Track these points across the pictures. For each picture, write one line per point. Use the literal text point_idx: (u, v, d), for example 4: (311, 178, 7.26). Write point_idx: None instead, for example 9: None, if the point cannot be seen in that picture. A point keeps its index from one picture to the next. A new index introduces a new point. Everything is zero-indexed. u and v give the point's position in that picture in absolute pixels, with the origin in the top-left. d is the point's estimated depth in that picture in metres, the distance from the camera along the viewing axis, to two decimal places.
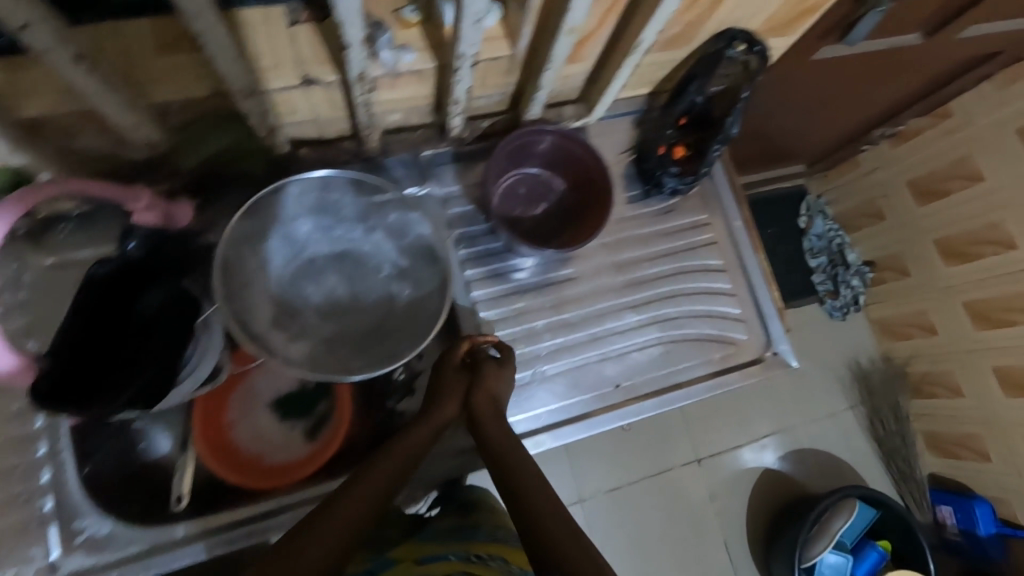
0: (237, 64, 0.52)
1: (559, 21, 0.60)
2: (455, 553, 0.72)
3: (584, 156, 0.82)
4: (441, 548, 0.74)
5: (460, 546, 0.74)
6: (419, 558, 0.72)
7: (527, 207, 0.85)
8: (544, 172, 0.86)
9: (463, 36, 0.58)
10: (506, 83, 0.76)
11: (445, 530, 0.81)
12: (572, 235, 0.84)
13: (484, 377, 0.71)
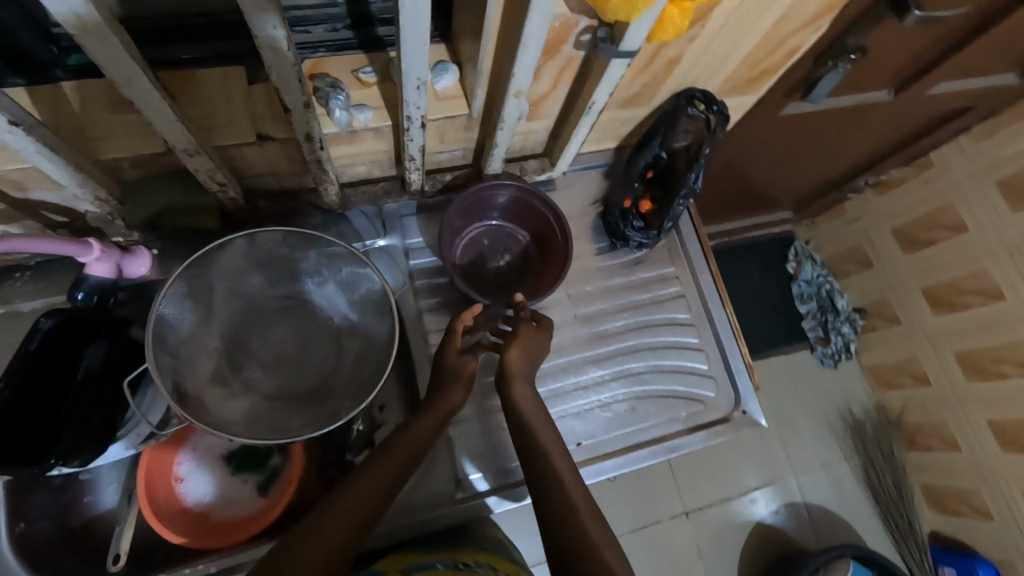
0: (178, 126, 0.53)
1: (506, 84, 0.61)
2: (442, 561, 0.72)
3: (543, 210, 0.82)
4: (427, 557, 0.73)
5: (446, 554, 0.74)
6: (407, 566, 0.71)
7: (491, 258, 0.86)
8: (506, 223, 0.86)
9: (408, 98, 0.59)
10: (467, 139, 0.78)
11: (431, 540, 0.79)
12: (533, 287, 0.84)
13: (518, 336, 0.71)
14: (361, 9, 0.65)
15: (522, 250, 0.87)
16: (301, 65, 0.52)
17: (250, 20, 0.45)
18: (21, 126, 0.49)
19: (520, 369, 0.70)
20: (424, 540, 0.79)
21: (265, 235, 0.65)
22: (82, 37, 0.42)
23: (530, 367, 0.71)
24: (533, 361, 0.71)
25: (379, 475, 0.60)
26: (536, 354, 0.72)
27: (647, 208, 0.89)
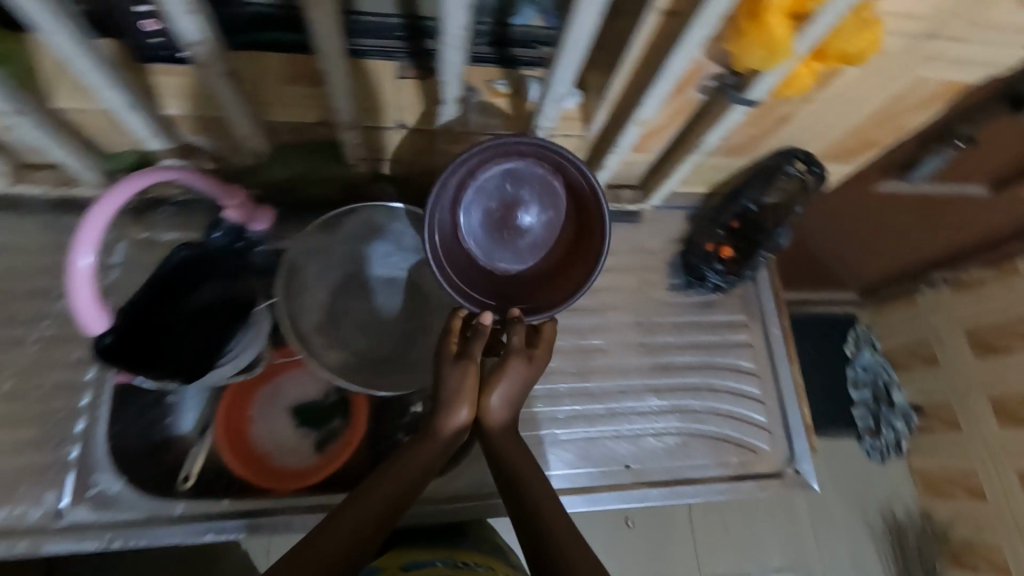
0: (349, 100, 0.62)
1: (630, 112, 0.67)
2: (441, 560, 0.81)
3: (564, 166, 0.65)
4: (425, 557, 0.82)
5: (444, 554, 0.82)
6: (406, 565, 0.79)
7: (512, 234, 0.67)
8: (513, 168, 0.66)
9: (543, 110, 0.66)
10: (574, 158, 0.83)
11: (427, 539, 0.87)
12: (564, 271, 0.68)
13: (506, 371, 0.64)
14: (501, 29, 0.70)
15: (553, 216, 0.68)
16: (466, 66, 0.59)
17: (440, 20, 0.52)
18: (229, 77, 0.58)
19: (503, 411, 0.66)
20: (420, 539, 0.87)
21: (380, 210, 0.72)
22: (314, 11, 0.50)
23: (517, 403, 0.66)
24: (517, 398, 0.66)
25: (372, 496, 0.61)
26: (520, 389, 0.66)
27: (728, 254, 0.91)
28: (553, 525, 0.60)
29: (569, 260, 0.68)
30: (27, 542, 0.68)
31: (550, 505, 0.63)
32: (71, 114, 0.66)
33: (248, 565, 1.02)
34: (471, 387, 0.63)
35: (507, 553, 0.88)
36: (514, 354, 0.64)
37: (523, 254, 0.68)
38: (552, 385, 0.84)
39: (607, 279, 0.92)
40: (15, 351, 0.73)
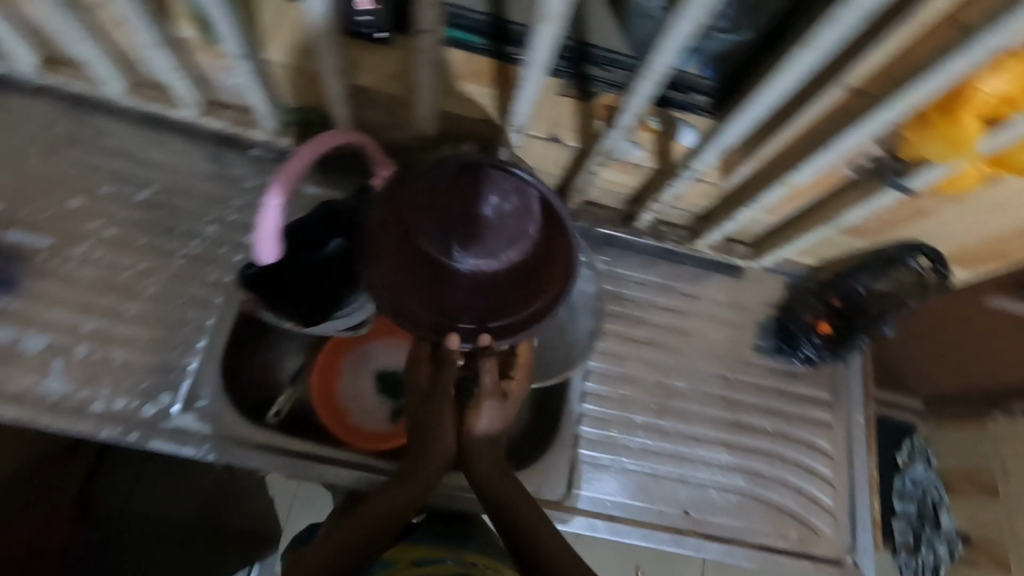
0: (531, 108, 0.66)
1: (783, 174, 0.69)
2: (451, 558, 0.72)
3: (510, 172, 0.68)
4: (437, 553, 0.73)
5: (455, 552, 0.74)
6: (417, 560, 0.71)
7: (484, 234, 0.72)
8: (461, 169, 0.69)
9: (702, 155, 0.69)
10: (700, 205, 0.86)
11: (434, 531, 0.78)
12: (541, 266, 0.71)
13: (474, 410, 0.68)
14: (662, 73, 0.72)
15: (519, 203, 0.71)
16: (651, 101, 0.62)
17: (648, 56, 0.55)
18: (438, 65, 0.63)
19: (481, 446, 0.69)
20: (426, 532, 0.77)
21: None
22: (545, 29, 0.53)
23: (490, 437, 0.69)
24: (490, 431, 0.69)
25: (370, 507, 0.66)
26: (493, 423, 0.69)
27: (828, 331, 0.90)
28: (545, 541, 0.64)
29: (530, 283, 0.72)
30: (138, 433, 0.73)
31: (541, 531, 0.65)
32: (277, 66, 0.74)
33: (269, 505, 1.02)
34: (450, 415, 0.69)
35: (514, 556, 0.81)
36: (486, 395, 0.68)
37: (492, 250, 0.73)
38: (629, 414, 0.85)
39: (699, 325, 0.93)
40: (164, 261, 0.80)
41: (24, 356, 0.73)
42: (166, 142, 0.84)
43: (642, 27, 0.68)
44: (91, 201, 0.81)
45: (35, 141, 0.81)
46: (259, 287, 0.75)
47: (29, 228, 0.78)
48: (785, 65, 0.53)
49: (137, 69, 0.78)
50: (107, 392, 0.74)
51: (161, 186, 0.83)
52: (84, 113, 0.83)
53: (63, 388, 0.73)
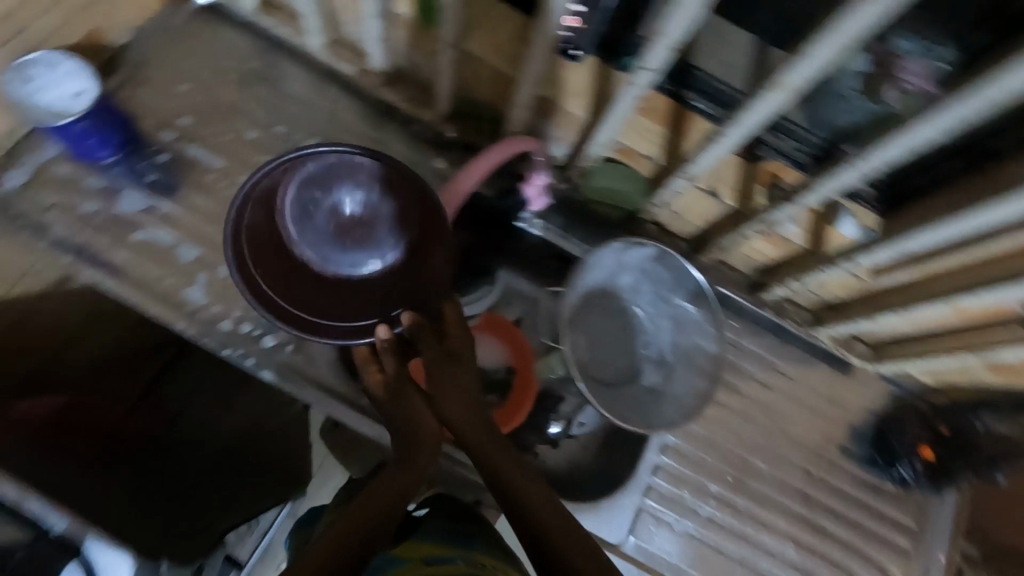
0: (713, 161, 0.65)
1: (948, 293, 0.65)
2: (461, 557, 0.70)
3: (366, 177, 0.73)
4: (448, 552, 0.71)
5: (463, 551, 0.72)
6: (428, 559, 0.68)
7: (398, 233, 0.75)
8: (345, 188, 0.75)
9: (872, 250, 0.66)
10: (835, 294, 0.83)
11: (440, 527, 0.76)
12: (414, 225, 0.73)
13: (433, 380, 0.64)
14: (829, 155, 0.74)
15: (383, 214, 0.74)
16: (845, 188, 0.59)
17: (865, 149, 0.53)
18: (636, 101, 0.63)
19: (456, 411, 0.64)
20: (433, 528, 0.76)
21: (672, 261, 0.74)
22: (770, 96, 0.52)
23: (457, 401, 0.64)
24: (456, 394, 0.64)
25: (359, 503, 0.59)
26: (461, 384, 0.65)
27: (928, 455, 0.87)
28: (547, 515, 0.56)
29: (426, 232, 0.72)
30: (254, 360, 0.78)
31: (528, 486, 0.59)
32: (471, 59, 0.76)
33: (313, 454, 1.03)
34: (420, 398, 0.65)
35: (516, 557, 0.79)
36: (437, 359, 0.65)
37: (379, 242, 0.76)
38: (704, 480, 0.84)
39: (794, 411, 0.90)
40: None
41: (178, 262, 0.79)
42: (341, 99, 0.89)
43: (833, 107, 0.69)
44: (265, 137, 0.87)
45: (231, 70, 0.87)
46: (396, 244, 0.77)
47: (208, 147, 0.85)
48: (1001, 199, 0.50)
49: (341, 28, 0.83)
50: (237, 314, 0.79)
51: (326, 139, 0.88)
52: (278, 54, 0.89)
53: (202, 301, 0.78)
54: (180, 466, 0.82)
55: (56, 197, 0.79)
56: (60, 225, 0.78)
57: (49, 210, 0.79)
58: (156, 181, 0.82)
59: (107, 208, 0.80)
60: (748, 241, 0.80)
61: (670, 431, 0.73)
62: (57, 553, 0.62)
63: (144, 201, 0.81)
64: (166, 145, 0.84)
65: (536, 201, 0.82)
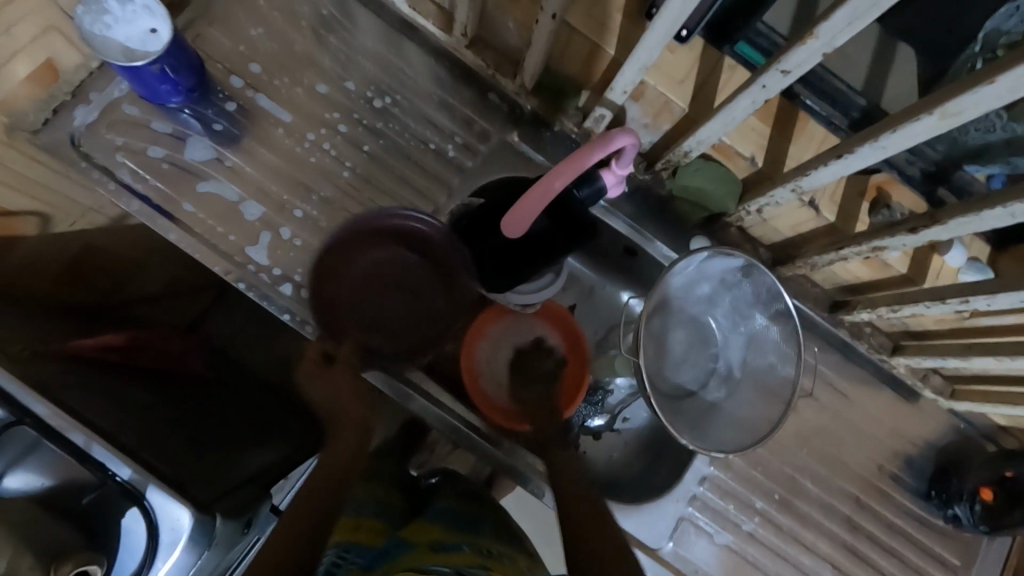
0: (831, 179, 0.59)
1: None
2: (467, 544, 0.65)
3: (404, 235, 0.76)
4: (454, 538, 0.66)
5: (470, 538, 0.68)
6: (435, 544, 0.64)
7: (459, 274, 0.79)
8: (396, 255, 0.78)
9: (992, 297, 0.60)
10: (923, 325, 0.78)
11: (450, 515, 0.74)
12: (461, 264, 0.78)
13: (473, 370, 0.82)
14: (948, 172, 0.71)
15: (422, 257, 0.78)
16: (983, 228, 0.53)
17: None
18: (758, 105, 0.57)
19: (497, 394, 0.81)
20: (442, 514, 0.74)
21: (758, 275, 0.69)
22: (928, 121, 0.46)
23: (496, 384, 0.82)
24: (492, 371, 0.83)
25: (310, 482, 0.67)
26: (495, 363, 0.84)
27: (989, 498, 0.81)
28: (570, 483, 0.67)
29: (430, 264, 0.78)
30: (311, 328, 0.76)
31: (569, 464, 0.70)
32: (569, 31, 0.69)
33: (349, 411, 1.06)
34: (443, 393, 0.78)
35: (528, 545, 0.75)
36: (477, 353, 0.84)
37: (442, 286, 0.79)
38: (749, 496, 0.82)
39: (851, 436, 0.86)
40: (380, 174, 0.81)
41: (243, 219, 0.78)
42: (416, 56, 0.83)
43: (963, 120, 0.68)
44: (335, 92, 0.82)
45: (304, 17, 0.82)
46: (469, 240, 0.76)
47: (277, 98, 0.81)
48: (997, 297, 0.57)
49: None
50: (299, 278, 0.77)
51: (398, 99, 0.83)
52: None
53: (265, 261, 0.77)
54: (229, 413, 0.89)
55: (125, 138, 0.77)
56: (126, 167, 0.77)
57: (117, 151, 0.77)
58: (224, 130, 0.79)
59: (174, 155, 0.78)
60: (842, 263, 0.74)
61: (732, 454, 0.69)
62: (120, 498, 0.63)
63: (210, 151, 0.79)
64: (235, 92, 0.80)
65: (612, 190, 0.74)
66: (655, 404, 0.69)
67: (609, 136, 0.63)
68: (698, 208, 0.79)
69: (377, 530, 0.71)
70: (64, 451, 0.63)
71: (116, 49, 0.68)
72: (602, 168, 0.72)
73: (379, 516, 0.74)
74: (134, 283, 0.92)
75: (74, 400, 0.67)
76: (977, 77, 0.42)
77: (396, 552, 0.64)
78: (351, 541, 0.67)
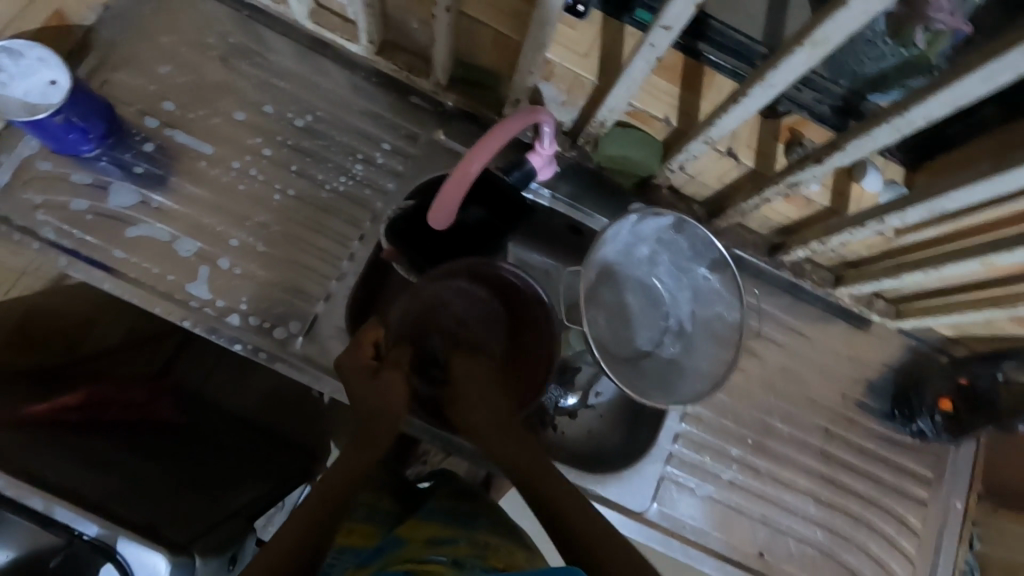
0: (737, 123, 0.62)
1: (984, 251, 0.63)
2: (464, 539, 0.65)
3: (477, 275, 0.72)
4: (451, 532, 0.66)
5: (468, 532, 0.67)
6: (432, 539, 0.63)
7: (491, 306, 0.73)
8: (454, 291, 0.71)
9: (904, 213, 0.63)
10: (858, 253, 0.81)
11: (445, 510, 0.72)
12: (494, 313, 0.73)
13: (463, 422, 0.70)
14: (857, 103, 0.73)
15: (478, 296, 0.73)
16: (879, 148, 0.57)
17: (909, 106, 0.50)
18: (655, 64, 0.59)
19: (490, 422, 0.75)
20: (437, 511, 0.72)
21: (691, 229, 0.71)
22: (802, 52, 0.49)
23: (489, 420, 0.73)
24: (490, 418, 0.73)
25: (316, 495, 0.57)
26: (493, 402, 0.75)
27: (948, 408, 0.84)
28: (545, 479, 0.61)
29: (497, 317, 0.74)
30: (266, 354, 0.76)
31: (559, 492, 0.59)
32: (470, 22, 0.70)
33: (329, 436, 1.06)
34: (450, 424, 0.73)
35: (521, 536, 0.73)
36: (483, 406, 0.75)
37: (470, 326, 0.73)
38: (724, 446, 0.84)
39: (814, 372, 0.88)
40: (313, 190, 0.81)
41: (178, 257, 0.77)
42: (329, 70, 0.83)
43: (858, 54, 0.70)
44: (254, 117, 0.82)
45: (210, 48, 0.82)
46: (406, 247, 0.74)
47: (194, 132, 0.80)
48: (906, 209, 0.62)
49: None
50: (244, 306, 0.77)
51: (319, 115, 0.83)
52: (260, 24, 0.82)
53: (208, 296, 0.76)
54: (201, 449, 0.87)
55: (43, 195, 0.75)
56: (49, 224, 0.75)
57: (37, 210, 0.75)
58: (145, 172, 0.78)
59: (97, 204, 0.76)
60: (769, 205, 0.77)
61: (694, 402, 0.71)
62: (93, 556, 0.62)
63: (135, 195, 0.77)
64: (152, 132, 0.79)
65: (544, 172, 0.75)
66: (607, 363, 0.70)
67: (530, 109, 0.64)
68: (629, 175, 0.81)
69: (371, 533, 0.68)
70: (26, 519, 0.62)
71: (18, 107, 0.68)
72: (529, 152, 0.73)
73: (370, 521, 0.70)
74: (89, 336, 0.94)
75: (31, 458, 0.67)
76: (832, 5, 0.45)
77: (390, 549, 0.62)
78: (343, 545, 0.65)
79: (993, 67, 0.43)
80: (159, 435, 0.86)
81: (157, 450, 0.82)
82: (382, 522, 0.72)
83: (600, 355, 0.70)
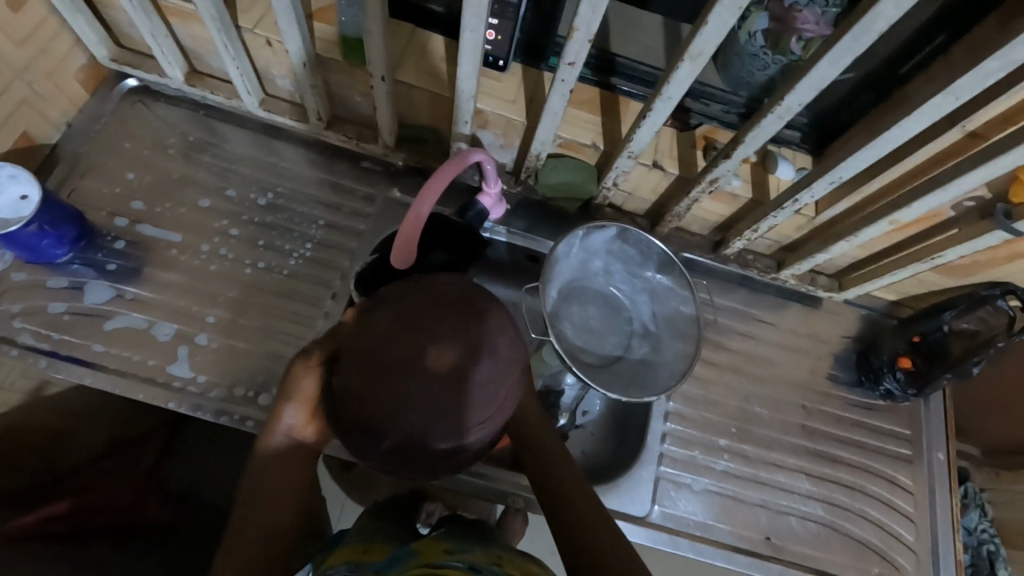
0: (650, 135, 0.71)
1: (887, 211, 0.72)
2: (476, 548, 0.69)
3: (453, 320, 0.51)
4: (463, 544, 0.69)
5: (480, 545, 0.70)
6: (448, 549, 0.67)
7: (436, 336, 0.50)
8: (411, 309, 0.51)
9: (811, 189, 0.71)
10: (790, 236, 0.88)
11: (456, 531, 0.75)
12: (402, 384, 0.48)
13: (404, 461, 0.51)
14: (756, 107, 0.81)
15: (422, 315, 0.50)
16: (773, 133, 0.66)
17: (784, 94, 0.60)
18: (570, 95, 0.68)
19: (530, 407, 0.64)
20: (448, 532, 0.75)
21: (636, 236, 0.78)
22: (684, 65, 0.59)
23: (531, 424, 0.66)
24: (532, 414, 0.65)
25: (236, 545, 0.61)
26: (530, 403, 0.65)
27: (908, 365, 0.88)
28: (572, 503, 0.63)
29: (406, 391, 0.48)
30: (254, 421, 0.77)
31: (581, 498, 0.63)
32: (406, 88, 0.79)
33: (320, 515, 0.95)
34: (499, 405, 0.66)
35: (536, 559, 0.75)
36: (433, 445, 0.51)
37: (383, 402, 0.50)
38: (712, 438, 0.87)
39: (779, 354, 0.93)
40: (281, 258, 0.86)
41: (156, 341, 0.79)
42: (283, 151, 0.91)
43: (744, 66, 0.76)
44: (218, 202, 0.87)
45: (170, 147, 0.88)
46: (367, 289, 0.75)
47: (162, 224, 0.85)
48: (811, 183, 0.70)
49: (272, 83, 0.85)
50: (226, 379, 0.79)
51: (279, 191, 0.89)
52: (215, 120, 0.90)
53: (189, 374, 0.78)
54: (201, 526, 0.90)
55: (21, 304, 0.78)
56: (27, 330, 0.77)
57: (15, 318, 0.77)
58: (119, 267, 0.82)
59: (73, 304, 0.79)
60: (700, 204, 0.85)
61: (667, 395, 0.75)
62: None
63: (110, 290, 0.80)
64: (121, 230, 0.83)
65: (494, 211, 0.81)
66: (578, 370, 0.74)
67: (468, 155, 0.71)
68: (571, 201, 0.89)
69: (383, 548, 0.71)
70: None
71: None
72: (478, 195, 0.80)
73: (383, 539, 0.73)
74: (69, 454, 0.87)
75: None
76: (699, 24, 0.55)
77: (403, 560, 0.65)
78: (361, 558, 0.67)
79: (835, 52, 0.54)
80: (162, 517, 0.88)
81: (152, 543, 0.85)
82: (392, 541, 0.74)
83: (576, 365, 0.74)
